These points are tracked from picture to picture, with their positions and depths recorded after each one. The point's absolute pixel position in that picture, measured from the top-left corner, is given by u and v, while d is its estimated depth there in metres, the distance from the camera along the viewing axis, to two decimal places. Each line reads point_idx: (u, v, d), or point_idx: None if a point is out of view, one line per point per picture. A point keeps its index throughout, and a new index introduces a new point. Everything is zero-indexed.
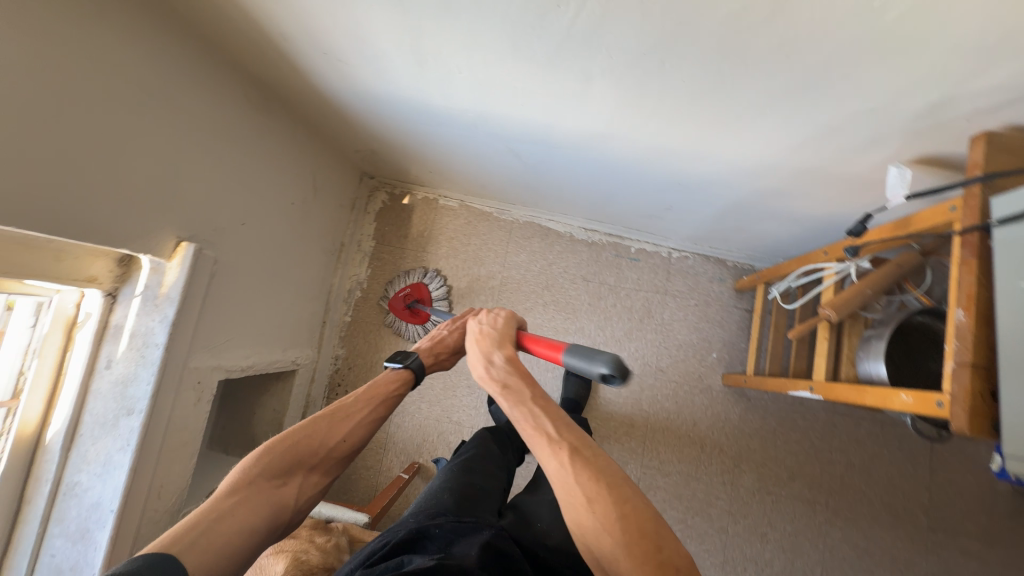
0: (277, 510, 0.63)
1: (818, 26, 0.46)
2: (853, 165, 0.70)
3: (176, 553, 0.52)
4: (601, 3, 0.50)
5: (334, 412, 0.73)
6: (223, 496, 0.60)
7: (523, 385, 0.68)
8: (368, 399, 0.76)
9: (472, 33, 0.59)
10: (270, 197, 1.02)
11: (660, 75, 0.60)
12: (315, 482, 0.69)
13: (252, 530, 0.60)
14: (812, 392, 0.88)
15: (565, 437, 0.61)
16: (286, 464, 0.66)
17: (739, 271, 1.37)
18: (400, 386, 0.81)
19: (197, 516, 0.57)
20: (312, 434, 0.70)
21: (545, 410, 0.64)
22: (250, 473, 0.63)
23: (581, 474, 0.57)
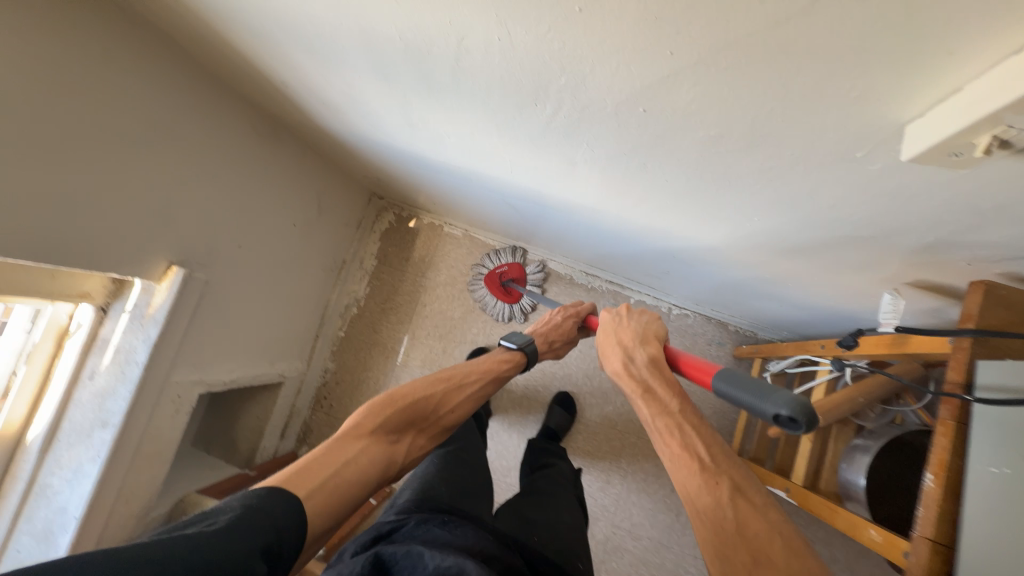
0: (391, 463, 0.65)
1: (799, 162, 0.43)
2: (849, 276, 0.66)
3: (304, 497, 0.52)
4: (576, 110, 0.48)
5: (450, 381, 0.76)
6: (348, 439, 0.61)
7: (670, 395, 0.59)
8: (479, 376, 0.79)
9: (456, 112, 0.59)
10: (271, 219, 1.05)
11: (644, 173, 0.58)
12: (420, 445, 0.71)
13: (370, 479, 0.60)
14: (787, 493, 0.83)
15: (725, 471, 0.50)
16: (403, 422, 0.68)
17: (740, 337, 1.31)
18: (510, 368, 0.83)
19: (323, 458, 0.57)
20: (430, 398, 0.72)
21: (703, 428, 0.55)
22: (374, 421, 0.65)
23: (745, 520, 0.47)
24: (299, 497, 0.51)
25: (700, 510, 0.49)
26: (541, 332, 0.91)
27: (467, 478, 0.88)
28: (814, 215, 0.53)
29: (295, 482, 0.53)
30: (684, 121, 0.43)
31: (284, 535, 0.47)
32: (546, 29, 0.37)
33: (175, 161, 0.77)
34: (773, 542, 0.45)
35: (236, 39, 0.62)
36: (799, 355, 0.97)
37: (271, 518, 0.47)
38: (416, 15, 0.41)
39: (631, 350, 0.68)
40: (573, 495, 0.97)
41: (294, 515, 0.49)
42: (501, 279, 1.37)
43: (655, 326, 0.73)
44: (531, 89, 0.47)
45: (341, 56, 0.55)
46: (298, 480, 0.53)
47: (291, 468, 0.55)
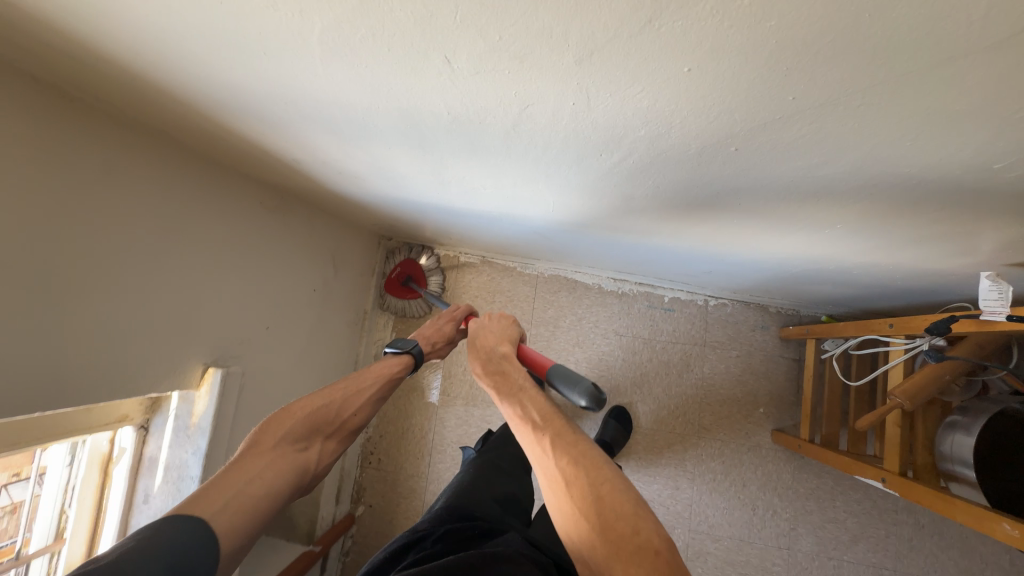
0: (300, 474, 0.60)
1: (916, 172, 0.39)
2: (932, 261, 0.62)
3: (209, 517, 0.48)
4: (648, 155, 0.44)
5: (348, 382, 0.70)
6: (248, 459, 0.56)
7: (518, 377, 0.62)
8: (375, 377, 0.72)
9: (498, 168, 0.54)
10: (292, 290, 1.00)
11: (714, 198, 0.53)
12: (332, 450, 0.66)
13: (278, 491, 0.56)
14: (885, 485, 0.80)
15: (554, 426, 0.54)
16: (308, 430, 0.62)
17: (783, 317, 1.28)
18: (404, 369, 0.76)
19: (223, 480, 0.52)
20: (330, 404, 0.66)
21: (540, 399, 0.58)
22: (272, 438, 0.59)
23: (576, 472, 0.50)
24: (203, 519, 0.48)
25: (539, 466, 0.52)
26: (423, 334, 0.85)
27: (503, 488, 0.90)
28: (912, 215, 0.49)
29: (197, 506, 0.49)
30: (784, 152, 0.39)
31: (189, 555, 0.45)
32: (639, 90, 0.33)
33: (194, 260, 0.72)
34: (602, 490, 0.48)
35: (245, 128, 0.57)
36: (863, 335, 0.94)
37: (174, 539, 0.45)
38: (474, 91, 0.37)
39: (488, 348, 0.68)
40: None
41: (196, 532, 0.47)
42: (399, 279, 1.32)
43: (509, 321, 0.73)
44: (600, 142, 0.42)
45: (370, 133, 0.50)
46: (199, 503, 0.49)
47: (194, 496, 0.50)
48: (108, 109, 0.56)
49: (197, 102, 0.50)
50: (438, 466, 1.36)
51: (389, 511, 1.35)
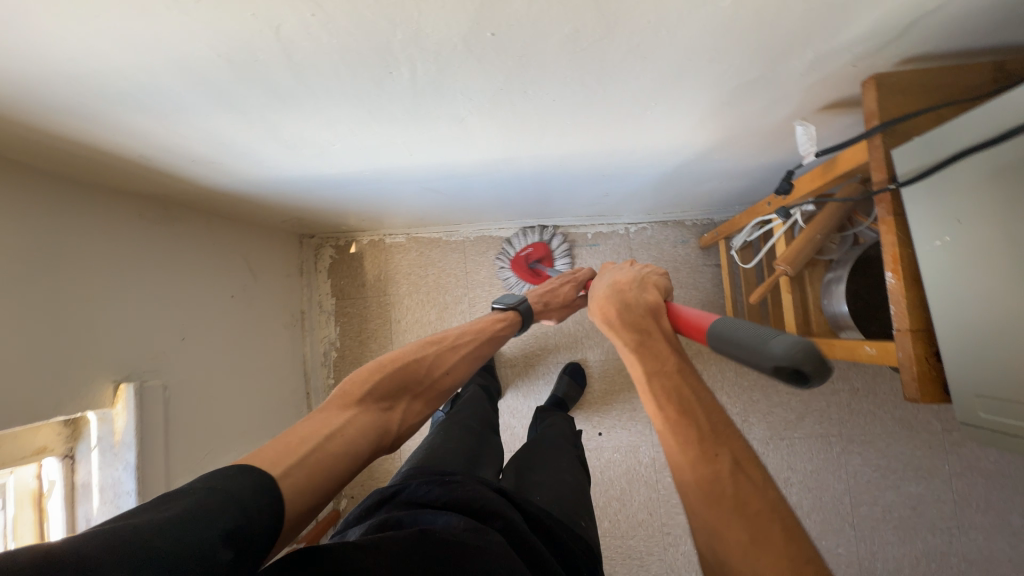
0: (382, 431, 0.63)
1: (659, 26, 0.43)
2: (760, 126, 0.67)
3: (280, 475, 0.48)
4: (432, 63, 0.46)
5: (442, 345, 0.75)
6: (335, 408, 0.60)
7: (664, 347, 0.61)
8: (474, 335, 0.79)
9: (322, 114, 0.55)
10: (206, 300, 1.00)
11: (530, 100, 0.55)
12: (416, 411, 0.70)
13: (360, 450, 0.58)
14: None
15: (722, 440, 0.51)
16: (394, 387, 0.67)
17: (699, 227, 1.33)
18: (502, 328, 0.84)
19: (308, 427, 0.55)
20: (421, 361, 0.71)
21: (683, 385, 0.56)
22: (364, 389, 0.63)
23: (741, 492, 0.48)
24: (273, 477, 0.47)
25: (701, 487, 0.49)
26: (537, 294, 0.92)
27: (471, 448, 0.92)
28: (705, 76, 0.52)
29: (262, 465, 0.48)
30: (536, 29, 0.42)
31: (250, 517, 0.41)
32: None
33: (74, 280, 0.72)
34: (766, 513, 0.46)
35: (64, 127, 0.56)
36: (756, 220, 0.99)
37: (241, 505, 0.41)
38: (218, 22, 0.38)
39: (632, 303, 0.67)
40: (574, 454, 0.98)
41: (262, 494, 0.44)
42: (528, 263, 1.30)
43: (659, 284, 0.72)
44: (376, 57, 0.44)
45: (172, 101, 0.50)
46: (268, 459, 0.49)
47: (275, 444, 0.52)
48: None
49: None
50: (409, 443, 1.39)
51: None
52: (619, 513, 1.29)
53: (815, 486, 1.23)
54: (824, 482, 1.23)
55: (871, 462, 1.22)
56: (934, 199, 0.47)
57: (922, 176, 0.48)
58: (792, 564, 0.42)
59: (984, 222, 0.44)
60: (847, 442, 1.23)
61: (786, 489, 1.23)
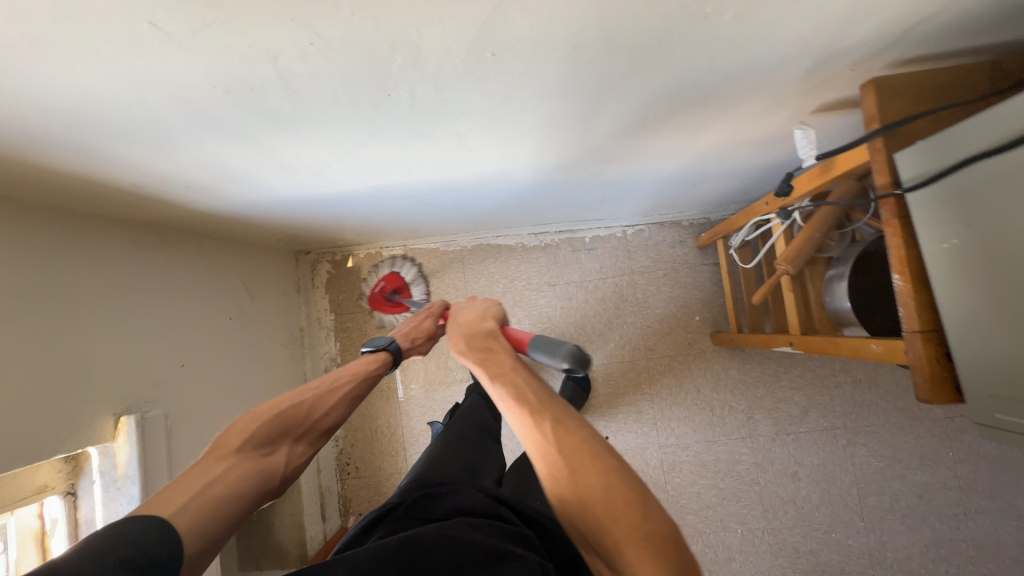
0: (266, 476, 0.61)
1: (661, 40, 0.43)
2: (758, 129, 0.67)
3: (170, 516, 0.50)
4: (432, 84, 0.45)
5: (320, 386, 0.71)
6: (211, 460, 0.57)
7: (505, 357, 0.70)
8: (352, 375, 0.76)
9: (319, 137, 0.55)
10: (204, 324, 0.98)
11: (529, 115, 0.55)
12: (300, 452, 0.67)
13: (243, 495, 0.57)
14: (792, 346, 0.88)
15: (548, 407, 0.60)
16: (275, 431, 0.64)
17: (696, 227, 1.34)
18: (380, 367, 0.80)
19: (184, 482, 0.54)
20: (301, 405, 0.68)
21: (521, 376, 0.66)
22: (240, 438, 0.61)
23: (563, 441, 0.56)
24: (166, 517, 0.49)
25: (534, 443, 0.57)
26: (402, 333, 0.88)
27: (471, 457, 0.92)
28: (706, 84, 0.52)
29: (157, 508, 0.50)
30: (538, 48, 0.41)
31: (150, 545, 0.46)
32: (352, 13, 0.34)
33: (72, 313, 0.71)
34: (586, 454, 0.55)
35: (55, 161, 0.55)
36: (753, 220, 0.99)
37: (132, 537, 0.45)
38: (213, 56, 0.37)
39: (473, 328, 0.76)
40: None
41: (163, 529, 0.48)
42: (384, 295, 1.34)
43: (497, 310, 0.82)
44: (376, 81, 0.43)
45: (166, 131, 0.49)
46: (160, 504, 0.51)
47: (156, 499, 0.51)
48: None
49: None
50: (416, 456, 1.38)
51: None
52: None
53: (822, 479, 1.24)
54: (831, 475, 1.23)
55: (877, 453, 1.23)
56: (940, 202, 0.48)
57: (927, 182, 0.48)
58: (605, 485, 0.52)
59: (990, 222, 0.44)
60: (852, 435, 1.24)
61: (794, 484, 1.24)
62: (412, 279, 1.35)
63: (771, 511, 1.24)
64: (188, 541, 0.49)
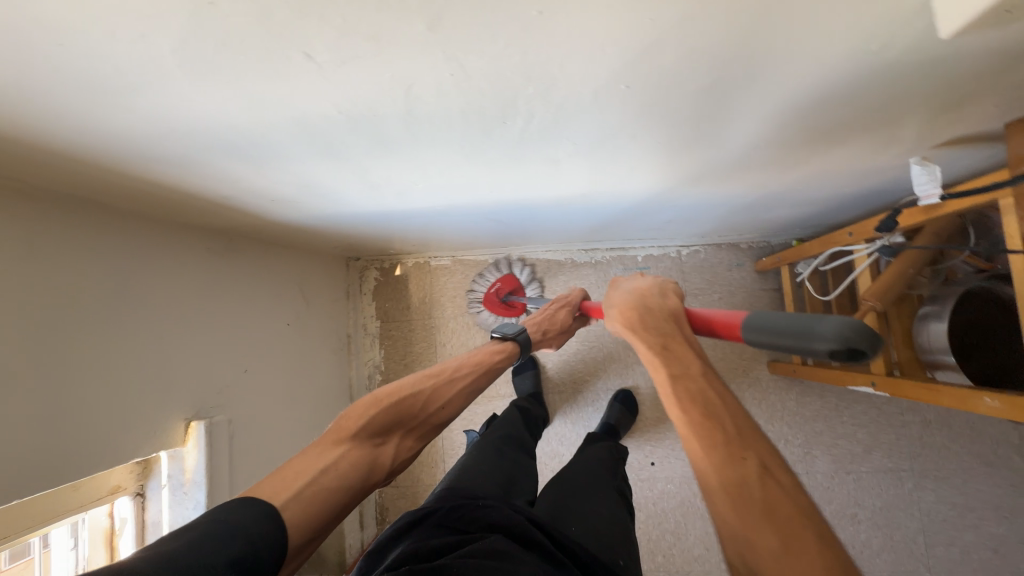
0: (374, 465, 0.60)
1: (803, 76, 0.40)
2: (863, 161, 0.63)
3: (281, 506, 0.48)
4: (550, 113, 0.44)
5: (440, 377, 0.70)
6: (328, 443, 0.57)
7: (688, 353, 0.54)
8: (470, 368, 0.74)
9: (417, 160, 0.54)
10: (264, 329, 0.99)
11: (634, 143, 0.53)
12: (408, 446, 0.66)
13: (353, 485, 0.56)
14: (875, 387, 0.82)
15: (750, 443, 0.45)
16: (389, 422, 0.63)
17: (755, 250, 1.29)
18: (499, 361, 0.78)
19: (302, 464, 0.53)
20: (419, 395, 0.67)
21: (712, 388, 0.51)
22: (361, 422, 0.60)
23: (766, 492, 0.42)
24: (273, 505, 0.48)
25: (725, 488, 0.43)
26: (533, 323, 0.88)
27: (507, 472, 0.87)
28: (830, 117, 0.49)
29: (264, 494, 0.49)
30: (673, 80, 0.39)
31: (258, 539, 0.44)
32: (507, 44, 0.33)
33: (151, 316, 0.72)
34: (798, 519, 0.40)
35: (159, 173, 0.56)
36: (828, 250, 0.95)
37: (246, 530, 0.44)
38: (351, 84, 0.36)
39: (650, 301, 0.61)
40: (613, 485, 0.88)
41: (274, 520, 0.46)
42: (499, 297, 1.33)
43: (670, 286, 0.65)
44: (497, 110, 0.42)
45: (276, 149, 0.49)
46: (273, 488, 0.50)
47: (274, 480, 0.51)
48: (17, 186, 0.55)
49: (96, 156, 0.49)
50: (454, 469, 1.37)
51: None
52: (673, 548, 1.24)
53: (885, 523, 1.17)
54: (894, 520, 1.16)
55: (946, 499, 1.15)
56: None
57: None
58: (823, 567, 0.37)
59: None
60: (919, 478, 1.16)
61: (854, 527, 1.17)
62: (529, 281, 1.31)
63: None
64: (296, 531, 0.48)
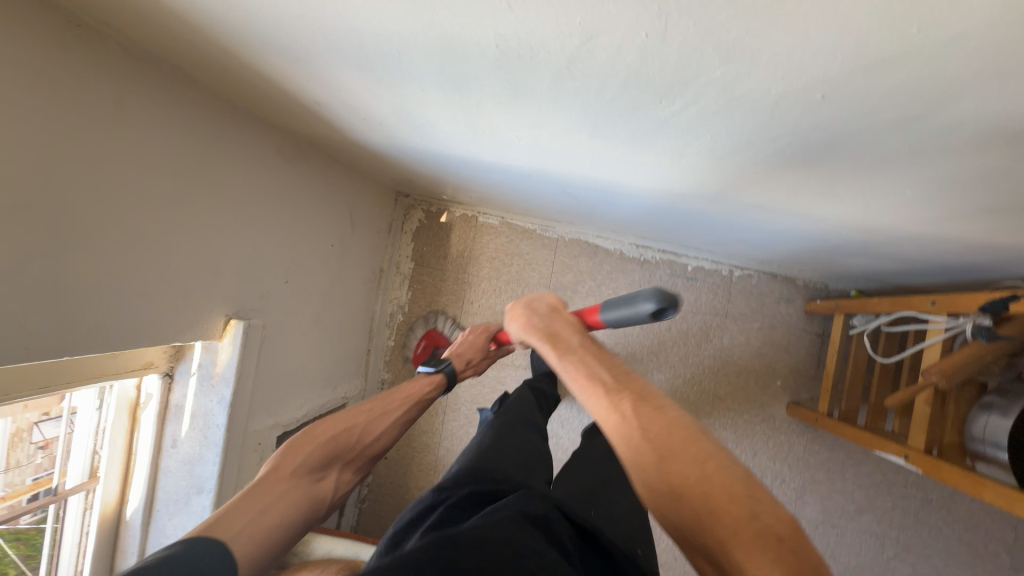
0: (316, 499, 0.66)
1: (1014, 134, 0.36)
2: (1000, 235, 0.58)
3: (229, 538, 0.53)
4: (715, 104, 0.39)
5: (371, 412, 0.78)
6: (270, 483, 0.62)
7: (570, 337, 0.65)
8: (401, 401, 0.83)
9: (539, 116, 0.50)
10: (309, 245, 0.98)
11: (775, 157, 0.48)
12: (346, 479, 0.73)
13: (294, 520, 0.61)
14: (907, 461, 0.80)
15: (626, 386, 0.55)
16: (327, 457, 0.70)
17: (810, 290, 1.24)
18: (430, 392, 0.88)
19: (246, 503, 0.58)
20: (351, 430, 0.74)
21: (593, 353, 0.61)
22: (295, 463, 0.66)
23: (646, 421, 0.51)
24: (223, 541, 0.52)
25: (614, 429, 0.52)
26: (457, 352, 0.95)
27: (524, 452, 0.86)
28: (1005, 183, 0.44)
29: (219, 529, 0.54)
30: (876, 103, 0.35)
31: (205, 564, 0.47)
32: (731, 16, 0.28)
33: (214, 208, 0.70)
34: (678, 436, 0.49)
35: (264, 63, 0.52)
36: (899, 312, 0.90)
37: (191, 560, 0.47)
38: (528, 17, 0.32)
39: (534, 306, 0.72)
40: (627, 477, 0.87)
41: (220, 553, 0.50)
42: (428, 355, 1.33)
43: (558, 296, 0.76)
44: (664, 86, 0.38)
45: (403, 69, 0.45)
46: (225, 524, 0.54)
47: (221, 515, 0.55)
48: (116, 37, 0.52)
49: (210, 28, 0.46)
50: (452, 423, 1.39)
51: (404, 463, 1.40)
52: None
53: None
54: None
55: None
56: None
57: None
58: (698, 472, 0.46)
59: None
60: (901, 550, 1.17)
61: None
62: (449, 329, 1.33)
63: None
64: (245, 565, 0.53)
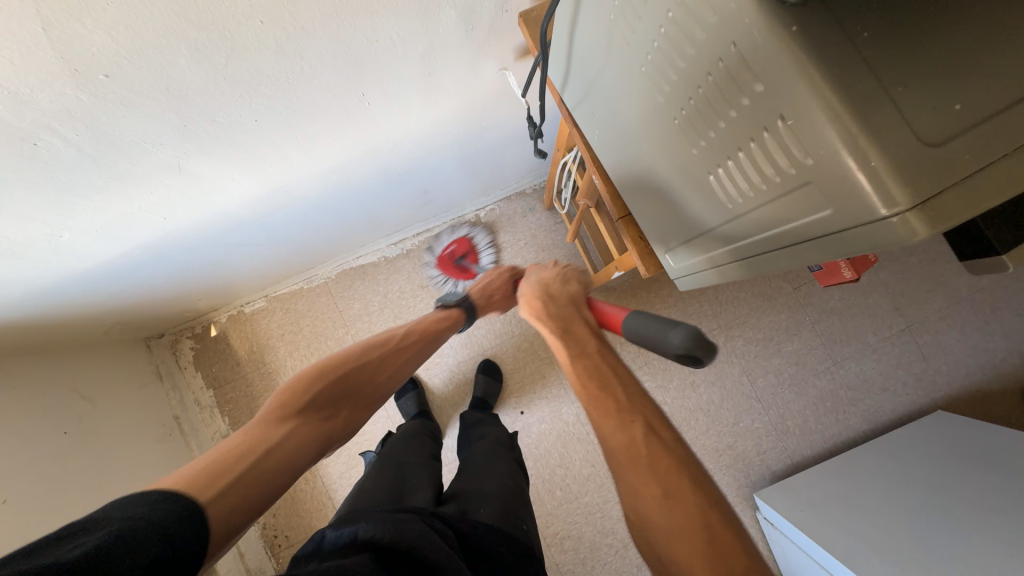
0: (325, 441, 0.59)
1: (282, 25, 0.44)
2: (488, 88, 0.71)
3: (213, 496, 0.44)
4: (74, 119, 0.44)
5: (384, 346, 0.71)
6: (271, 424, 0.55)
7: (589, 338, 0.58)
8: (416, 335, 0.76)
9: (5, 209, 0.51)
10: (24, 450, 0.87)
11: (229, 127, 0.54)
12: (356, 419, 0.64)
13: (302, 463, 0.54)
14: (620, 271, 0.92)
15: (636, 405, 0.48)
16: (335, 395, 0.62)
17: (540, 191, 1.40)
18: (446, 326, 0.82)
19: (240, 450, 0.50)
20: (363, 366, 0.67)
21: (605, 359, 0.54)
22: (300, 399, 0.58)
23: (651, 451, 0.44)
24: (197, 502, 0.43)
25: (615, 446, 0.46)
26: (479, 287, 0.87)
27: (410, 482, 0.74)
28: (384, 56, 0.54)
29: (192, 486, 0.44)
30: (153, 57, 0.41)
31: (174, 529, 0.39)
32: None
33: None
34: (675, 466, 0.43)
35: None
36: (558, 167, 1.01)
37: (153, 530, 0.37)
38: None
39: (555, 298, 0.66)
40: (511, 457, 0.85)
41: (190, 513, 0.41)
42: (452, 259, 1.32)
43: (582, 280, 0.71)
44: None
45: None
46: (197, 481, 0.45)
47: (205, 461, 0.48)
48: None
49: None
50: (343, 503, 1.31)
51: None
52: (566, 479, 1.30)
53: (717, 379, 1.33)
54: (722, 372, 1.34)
55: (751, 339, 1.35)
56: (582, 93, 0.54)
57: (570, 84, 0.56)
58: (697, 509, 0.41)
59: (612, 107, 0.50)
60: (727, 331, 1.35)
61: (695, 393, 1.33)
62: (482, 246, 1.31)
63: (684, 424, 1.32)
64: (235, 512, 0.45)
